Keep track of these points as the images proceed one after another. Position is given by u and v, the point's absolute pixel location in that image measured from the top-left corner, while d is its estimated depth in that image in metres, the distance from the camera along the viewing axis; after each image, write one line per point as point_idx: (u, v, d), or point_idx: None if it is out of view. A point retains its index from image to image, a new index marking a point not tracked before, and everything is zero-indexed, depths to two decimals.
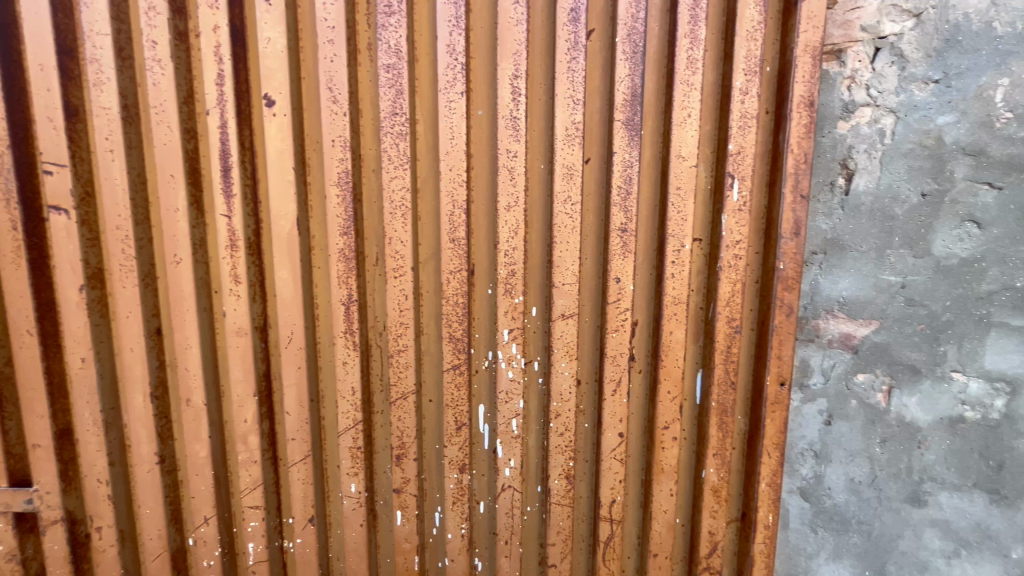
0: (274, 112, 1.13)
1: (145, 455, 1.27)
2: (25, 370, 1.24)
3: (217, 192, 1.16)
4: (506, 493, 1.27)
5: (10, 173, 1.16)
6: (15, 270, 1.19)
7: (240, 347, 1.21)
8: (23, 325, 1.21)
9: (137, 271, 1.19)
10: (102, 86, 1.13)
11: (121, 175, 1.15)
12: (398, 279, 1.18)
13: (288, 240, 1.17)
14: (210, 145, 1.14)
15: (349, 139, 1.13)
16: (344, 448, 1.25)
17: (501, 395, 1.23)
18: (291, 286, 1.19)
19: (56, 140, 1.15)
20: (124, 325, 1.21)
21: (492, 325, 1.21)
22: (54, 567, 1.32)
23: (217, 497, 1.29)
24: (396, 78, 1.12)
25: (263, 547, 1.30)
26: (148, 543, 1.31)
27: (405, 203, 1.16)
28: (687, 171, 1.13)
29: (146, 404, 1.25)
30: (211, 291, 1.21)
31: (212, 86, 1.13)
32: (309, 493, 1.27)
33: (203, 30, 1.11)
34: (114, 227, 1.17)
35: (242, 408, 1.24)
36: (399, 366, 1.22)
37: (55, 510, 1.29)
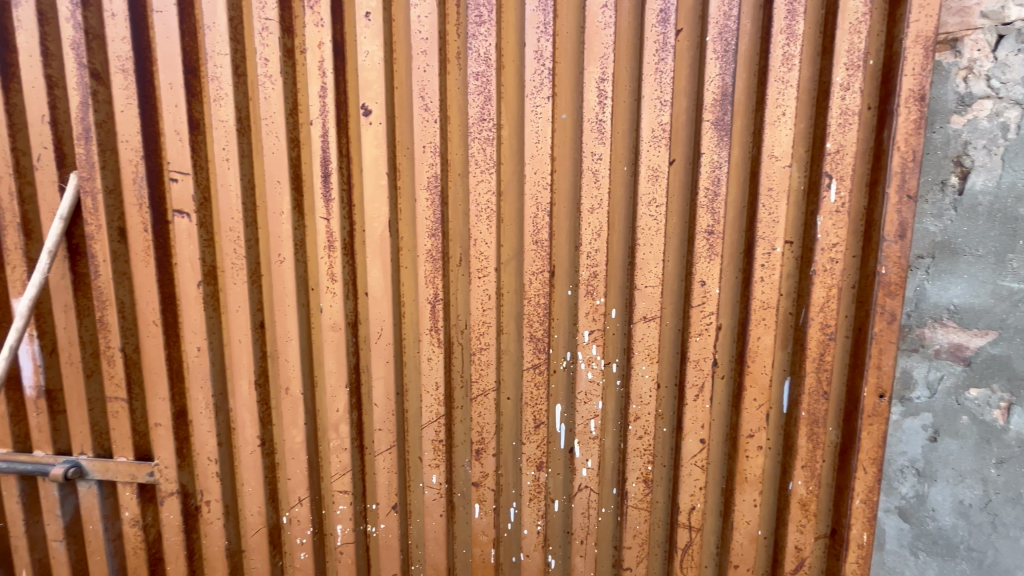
0: (370, 121, 1.20)
1: (249, 438, 1.39)
2: (150, 357, 1.39)
3: (317, 196, 1.25)
4: (582, 493, 1.28)
5: (144, 180, 1.30)
6: (145, 266, 1.34)
7: (334, 341, 1.30)
8: (150, 316, 1.36)
9: (246, 270, 1.30)
10: (221, 101, 1.24)
11: (235, 182, 1.26)
12: (481, 279, 1.22)
13: (380, 240, 1.24)
14: (313, 153, 1.23)
15: (438, 144, 1.18)
16: (427, 440, 1.31)
17: (579, 396, 1.24)
18: (382, 284, 1.26)
19: (180, 150, 1.27)
20: (234, 318, 1.33)
21: (573, 326, 1.22)
22: (170, 535, 1.46)
23: (310, 480, 1.38)
24: (484, 85, 1.16)
25: (349, 529, 1.38)
26: (249, 518, 1.43)
27: (490, 206, 1.19)
28: (780, 171, 1.09)
29: (250, 390, 1.36)
30: (309, 288, 1.31)
31: (315, 99, 1.21)
32: (392, 481, 1.34)
33: (309, 46, 1.20)
34: (228, 228, 1.29)
35: (334, 398, 1.33)
36: (480, 364, 1.26)
37: (172, 483, 1.43)
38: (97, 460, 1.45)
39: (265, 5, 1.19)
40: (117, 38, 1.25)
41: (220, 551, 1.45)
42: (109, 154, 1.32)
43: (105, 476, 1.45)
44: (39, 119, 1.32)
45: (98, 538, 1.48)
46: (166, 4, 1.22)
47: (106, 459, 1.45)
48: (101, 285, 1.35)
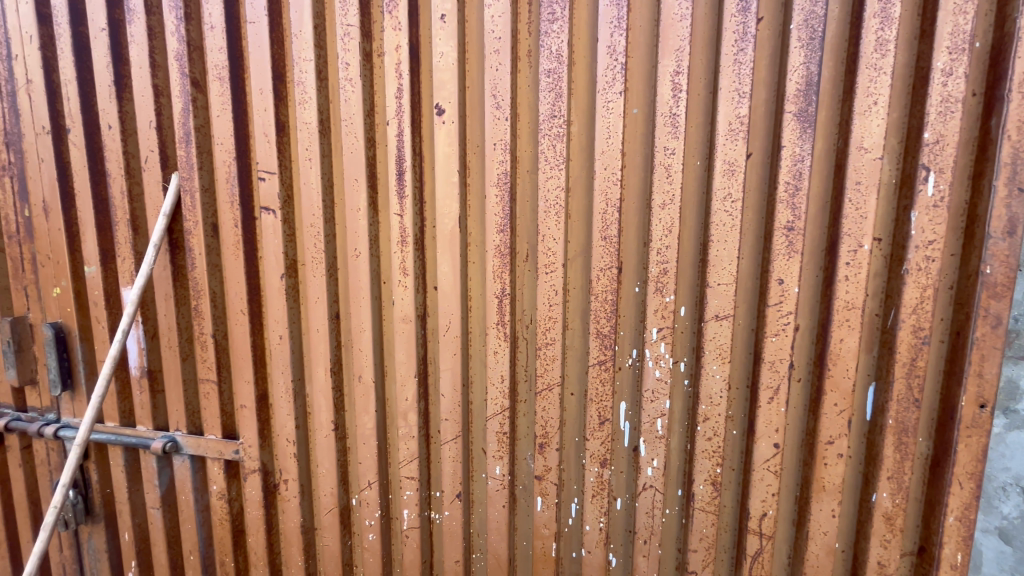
0: (443, 120, 1.23)
1: (324, 422, 1.47)
2: (238, 343, 1.50)
3: (391, 193, 1.30)
4: (647, 492, 1.26)
5: (235, 179, 1.40)
6: (235, 259, 1.45)
7: (405, 332, 1.35)
8: (238, 305, 1.47)
9: (324, 263, 1.38)
10: (305, 104, 1.32)
11: (317, 180, 1.34)
12: (549, 274, 1.23)
13: (450, 236, 1.28)
14: (389, 152, 1.29)
15: (508, 142, 1.21)
16: (491, 432, 1.34)
17: (646, 394, 1.22)
18: (451, 278, 1.29)
19: (268, 150, 1.36)
20: (313, 308, 1.41)
21: (640, 323, 1.21)
22: (252, 509, 1.58)
23: (379, 465, 1.44)
24: (556, 82, 1.16)
25: (415, 514, 1.44)
26: (322, 498, 1.52)
27: (559, 202, 1.20)
28: (870, 163, 1.02)
29: (326, 377, 1.44)
30: (382, 281, 1.37)
31: (392, 100, 1.26)
32: (457, 470, 1.38)
33: (387, 50, 1.25)
34: (310, 224, 1.37)
35: (404, 387, 1.38)
36: (545, 359, 1.27)
37: (254, 461, 1.54)
38: (191, 437, 1.58)
39: (347, 11, 1.25)
40: (215, 49, 1.36)
41: (295, 527, 1.55)
42: (205, 156, 1.43)
43: (197, 451, 1.58)
44: (147, 125, 1.45)
45: (189, 508, 1.62)
46: (258, 15, 1.31)
47: (198, 435, 1.58)
48: (198, 276, 1.48)
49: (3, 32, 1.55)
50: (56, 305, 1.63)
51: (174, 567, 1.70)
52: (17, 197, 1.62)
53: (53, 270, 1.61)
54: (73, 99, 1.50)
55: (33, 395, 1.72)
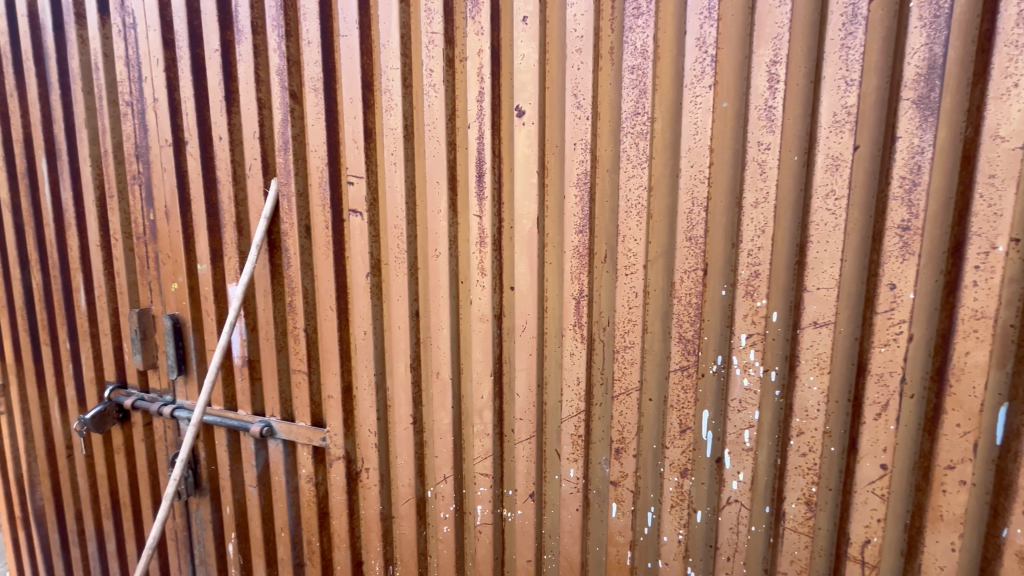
0: (523, 121, 1.24)
1: (403, 415, 1.53)
2: (326, 337, 1.60)
3: (471, 195, 1.33)
4: (731, 507, 1.20)
5: (327, 184, 1.50)
6: (325, 259, 1.55)
7: (482, 331, 1.37)
8: (328, 301, 1.57)
9: (406, 263, 1.43)
10: (392, 111, 1.38)
11: (401, 183, 1.40)
12: (629, 276, 1.20)
13: (528, 238, 1.28)
14: (470, 154, 1.32)
15: (589, 141, 1.19)
16: (566, 434, 1.33)
17: (732, 403, 1.16)
18: (528, 279, 1.30)
19: (357, 156, 1.44)
20: (395, 306, 1.48)
21: (726, 329, 1.15)
22: (336, 493, 1.68)
23: (455, 460, 1.48)
24: (640, 79, 1.13)
25: (488, 511, 1.46)
26: (400, 488, 1.58)
27: (641, 202, 1.17)
28: (1009, 153, 0.89)
29: (406, 373, 1.50)
30: (461, 281, 1.40)
31: (474, 104, 1.29)
32: (530, 470, 1.39)
33: (469, 55, 1.28)
34: (393, 226, 1.43)
35: (480, 385, 1.41)
36: (624, 362, 1.24)
37: (339, 448, 1.63)
38: (284, 422, 1.71)
39: (432, 20, 1.30)
40: (312, 63, 1.46)
41: (375, 514, 1.63)
42: (301, 162, 1.54)
43: (289, 436, 1.71)
44: (251, 136, 1.59)
45: (282, 488, 1.75)
46: (351, 29, 1.39)
47: (290, 422, 1.71)
48: (293, 274, 1.60)
49: (135, 58, 1.75)
50: (174, 299, 1.82)
51: (267, 542, 1.85)
52: (144, 203, 1.84)
53: (172, 268, 1.80)
54: (190, 114, 1.67)
55: (154, 379, 1.94)
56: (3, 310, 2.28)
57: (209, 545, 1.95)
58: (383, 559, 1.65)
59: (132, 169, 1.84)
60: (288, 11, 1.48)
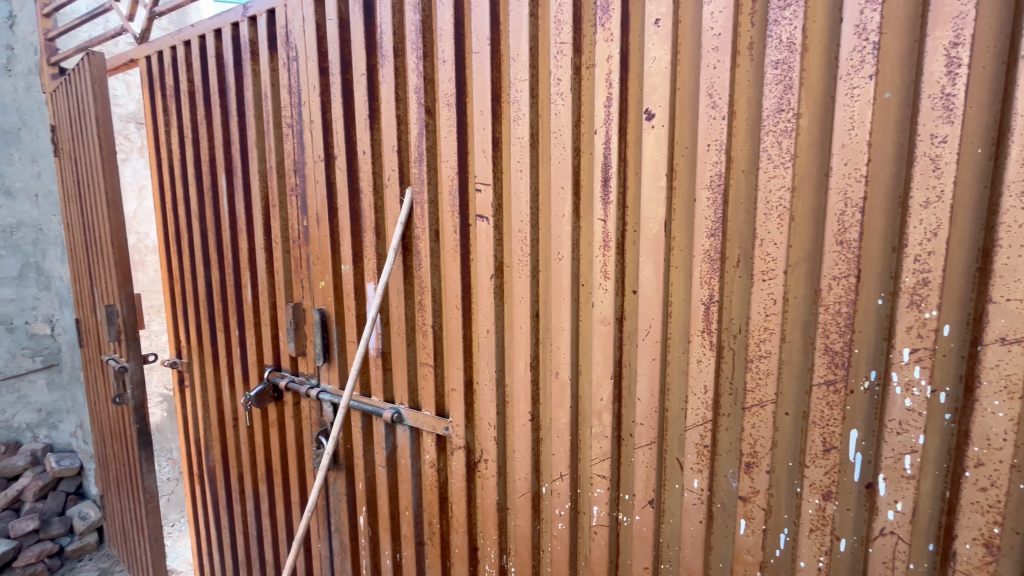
0: (652, 125, 1.23)
1: (522, 411, 1.59)
2: (452, 333, 1.71)
3: (596, 199, 1.34)
4: (886, 539, 1.08)
5: (457, 192, 1.61)
6: (453, 260, 1.66)
7: (603, 334, 1.38)
8: (453, 300, 1.68)
9: (529, 265, 1.49)
10: (520, 120, 1.44)
11: (526, 189, 1.46)
12: (767, 281, 1.14)
13: (654, 241, 1.27)
14: (595, 159, 1.34)
15: (724, 142, 1.15)
16: (690, 443, 1.29)
17: (890, 425, 1.05)
18: (653, 283, 1.28)
19: (485, 165, 1.53)
20: (517, 306, 1.54)
21: (883, 342, 1.05)
22: (456, 480, 1.79)
23: (572, 460, 1.50)
24: (785, 74, 1.07)
25: (604, 512, 1.46)
26: (517, 481, 1.64)
27: (783, 204, 1.10)
28: None
29: (526, 371, 1.55)
30: (582, 283, 1.42)
31: (601, 109, 1.31)
32: (650, 477, 1.36)
33: (598, 62, 1.30)
34: (518, 230, 1.49)
35: (599, 387, 1.41)
36: (758, 373, 1.18)
37: (460, 438, 1.74)
38: (411, 411, 1.87)
39: (561, 31, 1.34)
40: (446, 79, 1.58)
41: (491, 504, 1.71)
42: (433, 172, 1.68)
43: (415, 423, 1.86)
44: (391, 150, 1.76)
45: (408, 470, 1.91)
46: (483, 46, 1.48)
47: (417, 410, 1.86)
48: (423, 274, 1.74)
49: (296, 86, 2.02)
50: (321, 295, 2.07)
51: (393, 518, 2.03)
52: (299, 211, 2.11)
53: (321, 267, 2.06)
54: (340, 132, 1.89)
55: (303, 364, 2.23)
56: (191, 301, 2.76)
57: (343, 516, 2.19)
58: (498, 547, 1.73)
59: (290, 182, 2.12)
60: (425, 35, 1.62)
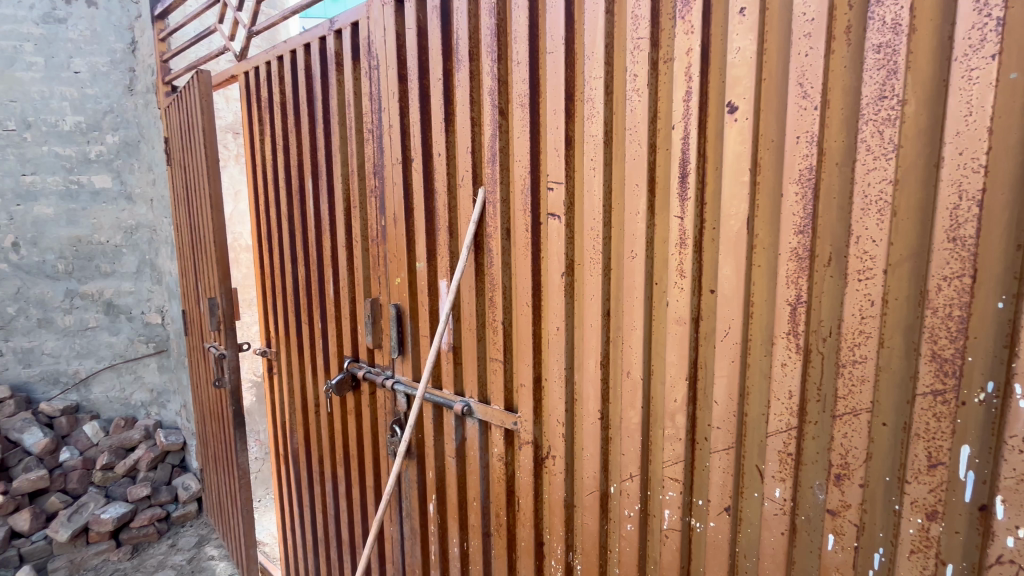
0: (735, 118, 1.19)
1: (591, 410, 1.58)
2: (522, 330, 1.74)
3: (673, 196, 1.31)
4: (1004, 569, 0.96)
5: (529, 190, 1.64)
6: (524, 258, 1.69)
7: (677, 334, 1.35)
8: (524, 297, 1.71)
9: (601, 263, 1.48)
10: (594, 118, 1.44)
11: (599, 187, 1.45)
12: (863, 281, 1.07)
13: (736, 239, 1.22)
14: (673, 154, 1.31)
15: (816, 133, 1.08)
16: (772, 450, 1.23)
17: (1010, 442, 0.94)
18: (733, 282, 1.24)
19: (558, 163, 1.54)
20: (588, 304, 1.53)
21: (1004, 350, 0.94)
22: (524, 474, 1.82)
23: (642, 461, 1.48)
24: (888, 58, 1.00)
25: (676, 517, 1.42)
26: (585, 480, 1.64)
27: (884, 198, 1.03)
28: None
29: (596, 369, 1.54)
30: (657, 282, 1.39)
31: (679, 104, 1.28)
32: (727, 483, 1.31)
33: (677, 55, 1.27)
34: (590, 228, 1.49)
35: (673, 389, 1.38)
36: (851, 379, 1.11)
37: (529, 434, 1.77)
38: (481, 404, 1.92)
39: (639, 26, 1.32)
40: (520, 81, 1.61)
41: (558, 500, 1.72)
42: (505, 171, 1.71)
43: (484, 417, 1.90)
44: (465, 151, 1.81)
45: (477, 462, 1.97)
46: (557, 46, 1.49)
47: (486, 404, 1.91)
48: (495, 272, 1.78)
49: (376, 93, 2.15)
50: (397, 290, 2.18)
51: (461, 507, 2.10)
52: (377, 211, 2.23)
53: (397, 265, 2.17)
54: (417, 136, 1.98)
55: (379, 356, 2.35)
56: (280, 295, 3.01)
57: (414, 502, 2.29)
58: (564, 544, 1.73)
59: (370, 184, 2.25)
60: (500, 38, 1.66)
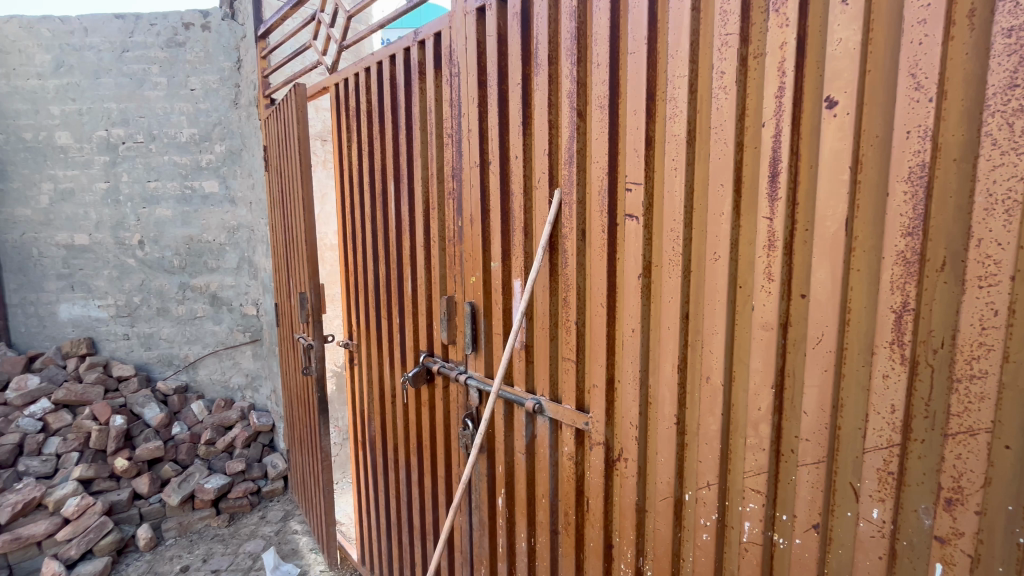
0: (834, 113, 1.12)
1: (666, 414, 1.55)
2: (595, 331, 1.74)
3: (762, 196, 1.26)
4: None
5: (606, 192, 1.64)
6: (600, 259, 1.69)
7: (764, 340, 1.29)
8: (599, 298, 1.71)
9: (681, 265, 1.45)
10: (676, 118, 1.42)
11: (680, 188, 1.42)
12: (985, 288, 0.97)
13: (831, 241, 1.16)
14: (763, 154, 1.25)
15: (931, 127, 1.00)
16: (870, 468, 1.15)
17: None
18: (829, 286, 1.17)
19: (637, 164, 1.53)
20: (666, 307, 1.50)
21: None
22: (594, 475, 1.81)
23: (721, 470, 1.43)
24: (1021, 42, 0.90)
25: (757, 530, 1.36)
26: (658, 485, 1.61)
27: (1013, 197, 0.93)
28: None
29: (673, 373, 1.51)
30: (740, 285, 1.35)
31: (771, 100, 1.22)
32: (816, 499, 1.24)
33: (769, 50, 1.22)
34: (670, 229, 1.46)
35: (756, 396, 1.33)
36: (967, 396, 1.01)
37: (600, 435, 1.76)
38: (552, 403, 1.94)
39: (727, 22, 1.28)
40: (599, 82, 1.62)
41: (630, 503, 1.70)
42: (583, 173, 1.73)
43: (555, 415, 1.92)
44: (542, 153, 1.85)
45: (547, 459, 2.00)
46: (639, 45, 1.49)
47: (557, 403, 1.92)
48: (569, 272, 1.80)
49: (457, 99, 2.24)
50: (472, 289, 2.26)
51: (529, 502, 2.13)
52: (455, 212, 2.33)
53: (472, 264, 2.24)
54: (495, 139, 2.05)
55: (453, 351, 2.45)
56: (362, 291, 3.21)
57: (483, 494, 2.36)
58: (635, 548, 1.70)
59: (449, 186, 2.35)
60: (580, 41, 1.68)
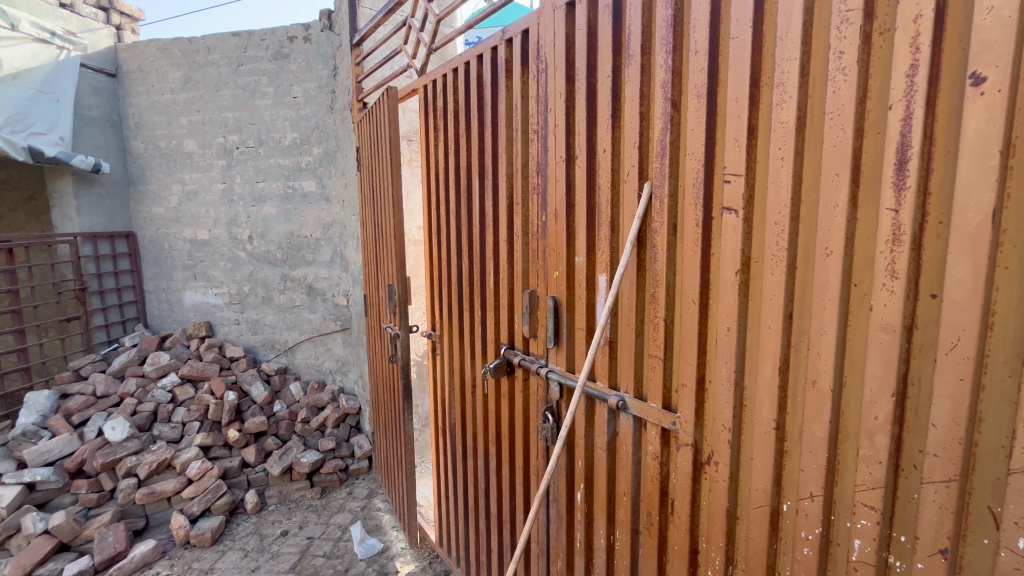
0: (981, 91, 1.00)
1: (764, 418, 1.46)
2: (686, 328, 1.69)
3: (886, 186, 1.15)
4: None
5: (701, 184, 1.57)
6: (693, 254, 1.63)
7: (883, 343, 1.18)
8: (690, 295, 1.66)
9: (785, 261, 1.36)
10: (784, 104, 1.33)
11: (787, 179, 1.34)
12: None
13: (972, 235, 1.04)
14: (887, 140, 1.14)
15: None
16: (1017, 491, 1.02)
17: None
18: (968, 286, 1.05)
19: (738, 154, 1.46)
20: (766, 305, 1.42)
21: None
22: (680, 476, 1.76)
23: (827, 481, 1.33)
24: None
25: (870, 549, 1.26)
26: (752, 492, 1.53)
27: None
28: None
29: (773, 375, 1.42)
30: (856, 284, 1.24)
31: (900, 80, 1.11)
32: (945, 522, 1.12)
33: (900, 25, 1.11)
34: (774, 222, 1.38)
35: (873, 405, 1.22)
36: None
37: (688, 437, 1.71)
38: (636, 400, 1.91)
39: None
40: (697, 70, 1.56)
41: (719, 509, 1.63)
42: (676, 164, 1.68)
43: (640, 413, 1.89)
44: (632, 146, 1.82)
45: (629, 456, 1.97)
46: (743, 29, 1.41)
47: (642, 401, 1.88)
48: (658, 267, 1.76)
49: (543, 94, 2.26)
50: (554, 283, 2.28)
51: (610, 499, 2.11)
52: (539, 207, 2.36)
53: (556, 259, 2.26)
54: (582, 133, 2.04)
55: (534, 345, 2.48)
56: (445, 284, 3.35)
57: (562, 487, 2.38)
58: (724, 556, 1.63)
59: (534, 181, 2.38)
60: (677, 28, 1.62)
